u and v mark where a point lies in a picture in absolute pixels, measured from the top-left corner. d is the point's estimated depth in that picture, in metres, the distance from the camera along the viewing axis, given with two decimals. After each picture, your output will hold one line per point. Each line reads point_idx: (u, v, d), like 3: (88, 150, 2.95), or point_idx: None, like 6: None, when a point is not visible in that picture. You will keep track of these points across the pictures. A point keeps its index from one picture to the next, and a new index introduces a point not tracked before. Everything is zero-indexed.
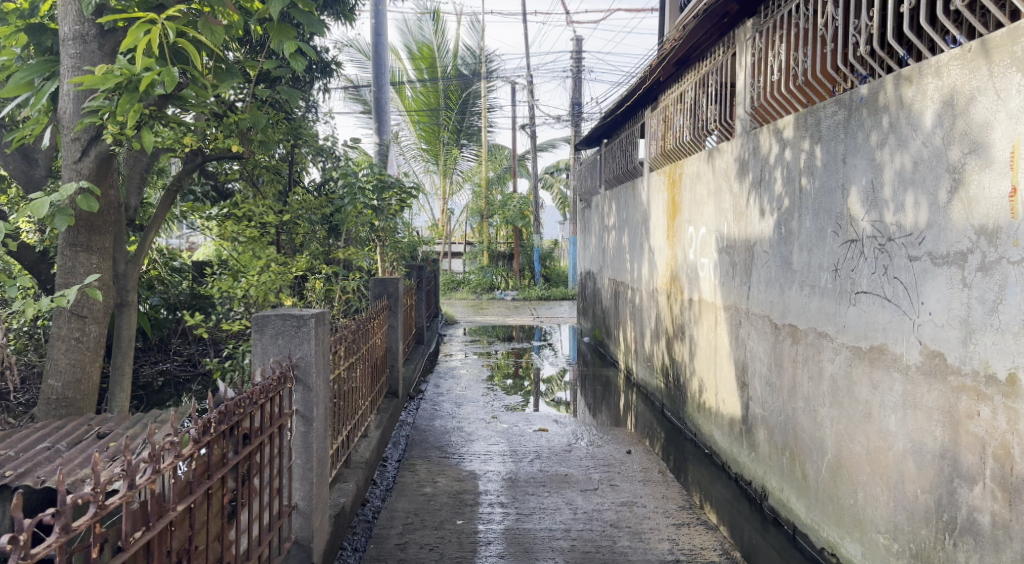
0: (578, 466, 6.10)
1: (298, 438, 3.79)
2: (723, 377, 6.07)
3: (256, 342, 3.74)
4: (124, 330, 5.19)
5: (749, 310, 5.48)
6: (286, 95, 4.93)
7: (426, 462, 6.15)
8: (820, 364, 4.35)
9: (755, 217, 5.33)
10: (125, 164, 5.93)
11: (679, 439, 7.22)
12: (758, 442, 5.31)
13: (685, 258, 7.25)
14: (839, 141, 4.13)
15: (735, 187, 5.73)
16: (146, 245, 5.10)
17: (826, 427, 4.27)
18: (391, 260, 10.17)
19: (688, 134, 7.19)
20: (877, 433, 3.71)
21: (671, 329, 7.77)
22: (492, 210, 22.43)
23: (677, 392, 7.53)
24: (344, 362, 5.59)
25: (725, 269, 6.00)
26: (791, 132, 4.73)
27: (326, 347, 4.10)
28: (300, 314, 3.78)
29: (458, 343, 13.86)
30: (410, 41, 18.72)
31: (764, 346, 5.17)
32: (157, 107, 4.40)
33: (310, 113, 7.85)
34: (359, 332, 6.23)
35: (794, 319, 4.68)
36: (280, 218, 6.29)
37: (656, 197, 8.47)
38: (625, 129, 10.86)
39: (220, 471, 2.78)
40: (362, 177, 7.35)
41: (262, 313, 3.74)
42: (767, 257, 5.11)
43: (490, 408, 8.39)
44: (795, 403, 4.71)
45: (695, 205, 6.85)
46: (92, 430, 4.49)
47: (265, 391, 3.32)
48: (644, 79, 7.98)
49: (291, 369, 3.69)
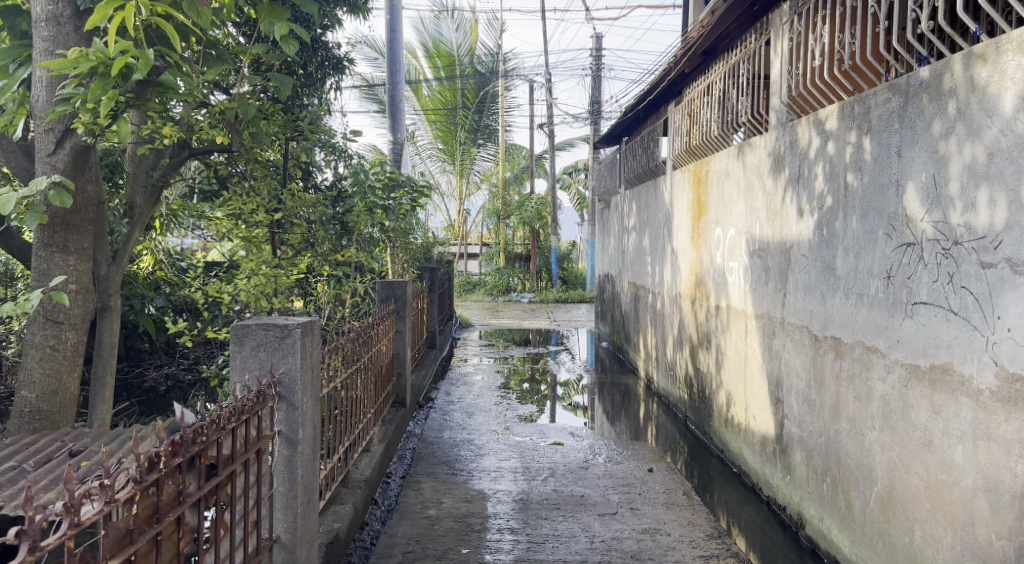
0: (596, 486, 5.65)
1: (281, 463, 3.40)
2: (754, 391, 5.61)
3: (235, 354, 3.34)
4: (106, 337, 4.78)
5: (784, 319, 5.02)
6: (279, 84, 4.52)
7: (432, 480, 5.72)
8: (869, 382, 3.87)
9: (792, 218, 4.86)
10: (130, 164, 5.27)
11: (704, 455, 6.75)
12: (795, 464, 4.84)
13: (712, 261, 6.77)
14: (892, 132, 3.65)
15: (770, 185, 5.25)
16: (129, 244, 4.71)
17: (875, 453, 3.80)
18: (402, 261, 9.75)
19: (715, 129, 6.72)
20: (939, 465, 3.24)
21: (696, 338, 7.29)
22: (508, 211, 21.96)
23: (702, 405, 7.07)
24: (343, 372, 5.18)
25: (757, 275, 5.52)
26: (835, 123, 4.27)
27: (317, 360, 3.70)
28: (284, 324, 3.36)
29: (472, 347, 13.41)
30: (427, 39, 18.28)
31: (802, 360, 4.71)
32: (134, 94, 3.99)
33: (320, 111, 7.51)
34: (362, 339, 5.82)
35: (837, 330, 4.22)
36: (279, 219, 5.90)
37: (680, 196, 7.98)
38: (647, 126, 10.41)
39: (174, 512, 2.39)
40: (372, 175, 6.99)
41: (242, 321, 3.34)
42: (805, 261, 4.64)
43: (503, 419, 7.94)
44: (838, 425, 4.23)
45: (723, 204, 6.37)
46: (65, 447, 4.05)
47: (239, 414, 2.91)
48: (669, 70, 7.57)
49: (272, 386, 3.29)
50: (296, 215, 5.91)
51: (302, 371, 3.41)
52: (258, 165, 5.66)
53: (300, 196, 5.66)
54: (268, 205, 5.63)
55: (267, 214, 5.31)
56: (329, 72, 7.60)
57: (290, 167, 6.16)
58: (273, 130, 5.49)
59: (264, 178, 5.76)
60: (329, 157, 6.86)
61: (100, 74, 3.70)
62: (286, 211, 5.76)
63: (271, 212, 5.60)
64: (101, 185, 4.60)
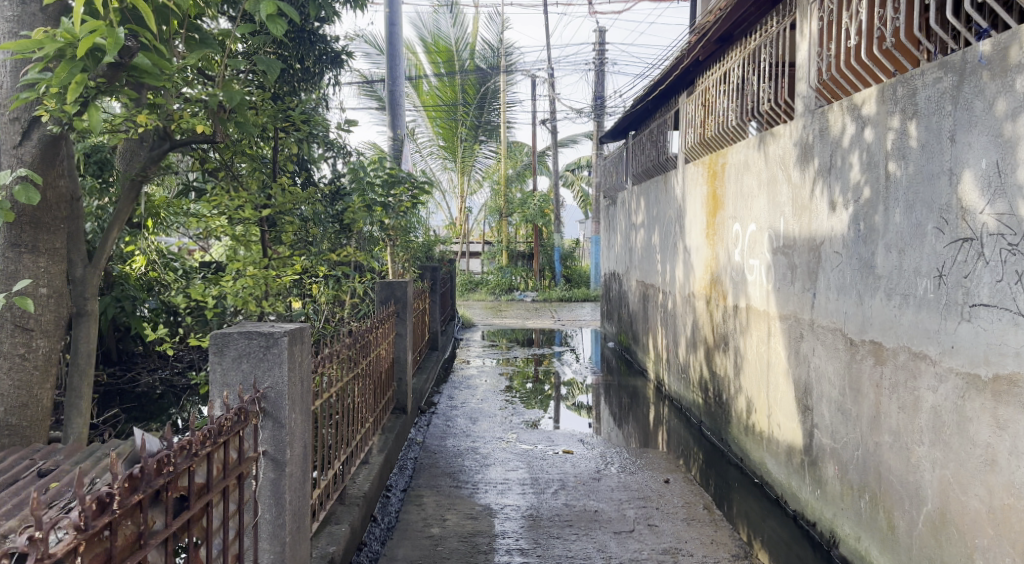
0: (610, 500, 5.29)
1: (266, 488, 3.05)
2: (778, 398, 5.25)
3: (215, 366, 2.99)
4: (83, 344, 4.39)
5: (813, 321, 4.66)
6: (267, 69, 4.16)
7: (434, 494, 5.37)
8: (916, 392, 3.51)
9: (822, 212, 4.50)
10: (119, 160, 4.93)
11: (721, 463, 6.40)
12: (827, 478, 4.48)
13: (729, 259, 6.41)
14: (944, 114, 3.29)
15: (797, 176, 4.89)
16: (107, 243, 4.33)
17: (924, 470, 3.44)
18: (402, 260, 9.39)
19: (732, 118, 6.37)
20: (1005, 487, 2.88)
21: (712, 339, 6.94)
22: (511, 208, 21.58)
23: (719, 410, 6.72)
24: (340, 380, 4.83)
25: (782, 274, 5.16)
26: (873, 108, 3.91)
27: (308, 371, 3.36)
28: (270, 331, 3.01)
29: (476, 349, 13.05)
30: (427, 34, 18.08)
31: (835, 366, 4.35)
32: (106, 79, 3.64)
33: (317, 105, 7.18)
34: (361, 343, 5.46)
35: (877, 334, 3.86)
36: (271, 217, 5.54)
37: (693, 191, 7.62)
38: (656, 120, 10.06)
39: (134, 558, 2.04)
40: (372, 171, 6.63)
41: (222, 329, 2.98)
42: (839, 259, 4.28)
43: (509, 425, 7.58)
44: (878, 437, 3.87)
45: (742, 198, 6.02)
46: (34, 467, 3.64)
47: (215, 435, 2.55)
48: (683, 58, 7.23)
49: (257, 403, 2.94)
50: (289, 213, 5.55)
51: (289, 384, 3.06)
52: (248, 158, 5.29)
53: (293, 193, 5.29)
54: (258, 203, 5.26)
55: (258, 212, 4.94)
56: (328, 66, 7.24)
57: (282, 163, 5.80)
58: (263, 121, 5.13)
59: (254, 172, 5.39)
60: (328, 155, 6.51)
61: (67, 57, 3.34)
62: (278, 208, 5.40)
63: (262, 209, 5.24)
64: (74, 179, 4.25)
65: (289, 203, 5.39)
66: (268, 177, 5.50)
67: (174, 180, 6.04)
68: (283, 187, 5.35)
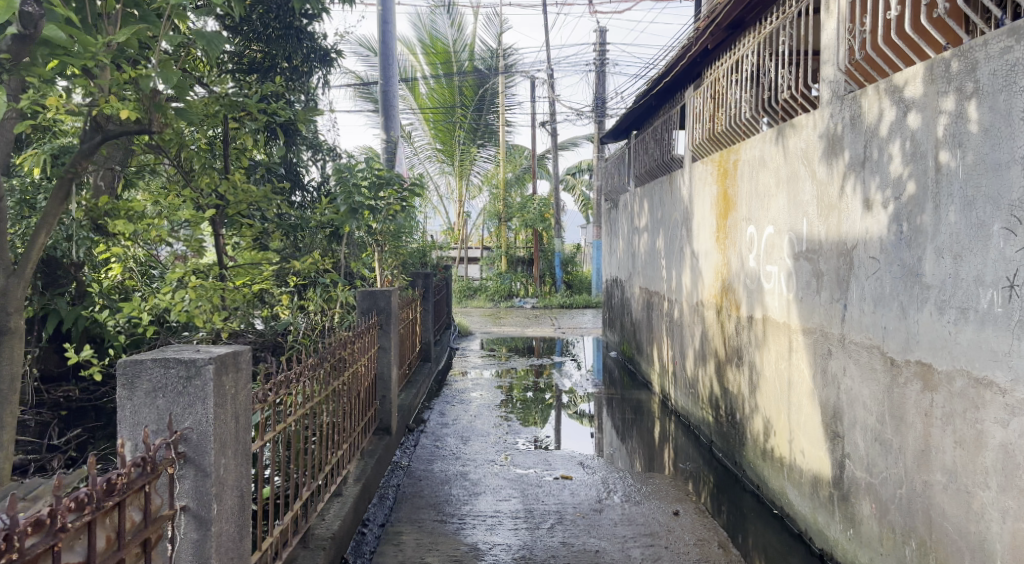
0: (613, 537, 4.72)
1: (187, 551, 2.48)
2: (801, 421, 4.67)
3: (123, 402, 2.42)
4: (4, 367, 3.73)
5: (844, 336, 4.09)
6: (208, 48, 3.58)
7: (415, 531, 4.79)
8: (978, 426, 2.93)
9: (855, 212, 3.93)
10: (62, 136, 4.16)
11: (734, 489, 5.81)
12: (861, 517, 3.90)
13: (743, 265, 5.83)
14: (1016, 90, 2.71)
15: (823, 172, 4.32)
16: (32, 250, 3.71)
17: (991, 521, 2.85)
18: (390, 266, 8.82)
19: (745, 110, 5.79)
20: None
21: (723, 352, 6.36)
22: (510, 212, 21.03)
23: (731, 430, 6.15)
24: (307, 402, 4.25)
25: (805, 282, 4.59)
26: (919, 89, 3.34)
27: (245, 403, 2.78)
28: (191, 358, 2.45)
29: (474, 359, 12.43)
30: (423, 35, 17.53)
31: (871, 390, 3.78)
32: (9, 55, 3.18)
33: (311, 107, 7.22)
34: (336, 360, 4.87)
35: (925, 354, 3.29)
36: (227, 217, 4.88)
37: (702, 191, 7.04)
38: (660, 116, 9.49)
39: None
40: (356, 173, 6.15)
41: (134, 355, 2.43)
42: (876, 266, 3.71)
43: (503, 445, 6.96)
44: (927, 476, 3.29)
45: (757, 198, 5.44)
46: None
47: (99, 502, 1.94)
48: (690, 46, 6.64)
49: (173, 447, 2.38)
50: (246, 214, 4.87)
51: (217, 423, 2.50)
52: (195, 154, 4.61)
53: (245, 190, 4.60)
54: (203, 202, 4.61)
55: (210, 214, 4.31)
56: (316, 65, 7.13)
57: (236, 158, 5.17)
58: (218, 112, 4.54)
59: (204, 169, 4.73)
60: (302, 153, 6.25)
61: None
62: (232, 209, 4.73)
63: (207, 209, 4.57)
64: None
65: (243, 202, 4.70)
66: (221, 173, 4.82)
67: (148, 184, 5.43)
68: (235, 185, 4.66)
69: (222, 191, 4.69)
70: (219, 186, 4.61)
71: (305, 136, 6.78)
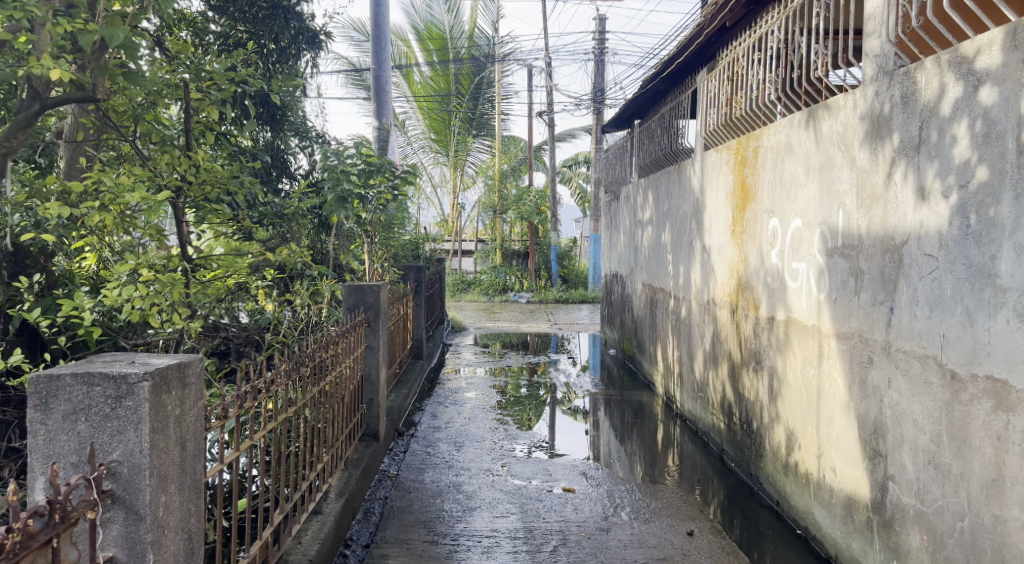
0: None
1: None
2: (833, 435, 4.21)
3: (34, 428, 1.93)
4: None
5: (889, 344, 3.62)
6: None
7: (403, 554, 4.31)
8: None
9: (906, 204, 3.45)
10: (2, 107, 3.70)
11: (751, 503, 5.35)
12: (907, 547, 3.43)
13: (764, 261, 5.35)
14: None
15: (866, 158, 3.83)
16: None
17: None
18: (382, 259, 8.31)
19: (770, 92, 5.28)
20: None
21: (738, 354, 5.90)
22: (505, 205, 20.52)
23: (746, 440, 5.69)
24: (283, 411, 3.75)
25: (841, 282, 4.12)
26: (996, 58, 2.87)
27: (196, 425, 2.29)
28: (121, 373, 1.96)
29: (467, 355, 11.93)
30: (419, 22, 16.92)
31: (924, 406, 3.32)
32: None
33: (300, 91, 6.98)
34: (318, 361, 4.38)
35: (998, 369, 2.82)
36: (192, 201, 4.36)
37: (715, 181, 6.56)
38: (667, 103, 8.99)
39: None
40: (344, 158, 5.63)
41: (50, 369, 1.94)
42: (933, 265, 3.25)
43: (499, 452, 6.47)
44: (998, 508, 2.83)
45: (782, 188, 4.96)
46: None
47: None
48: (706, 24, 6.12)
49: (95, 483, 1.89)
50: (212, 199, 4.38)
51: (154, 455, 2.00)
52: (153, 128, 4.15)
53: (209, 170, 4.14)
54: (162, 184, 4.11)
55: (166, 195, 3.79)
56: (304, 46, 6.63)
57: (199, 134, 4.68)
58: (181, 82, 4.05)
59: (162, 146, 4.27)
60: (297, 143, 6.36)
61: None
62: (194, 192, 4.23)
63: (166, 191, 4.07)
64: None
65: (207, 184, 4.26)
66: (183, 151, 4.32)
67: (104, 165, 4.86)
68: (198, 164, 4.17)
69: (182, 172, 4.22)
70: (179, 164, 4.16)
71: (292, 120, 6.28)
